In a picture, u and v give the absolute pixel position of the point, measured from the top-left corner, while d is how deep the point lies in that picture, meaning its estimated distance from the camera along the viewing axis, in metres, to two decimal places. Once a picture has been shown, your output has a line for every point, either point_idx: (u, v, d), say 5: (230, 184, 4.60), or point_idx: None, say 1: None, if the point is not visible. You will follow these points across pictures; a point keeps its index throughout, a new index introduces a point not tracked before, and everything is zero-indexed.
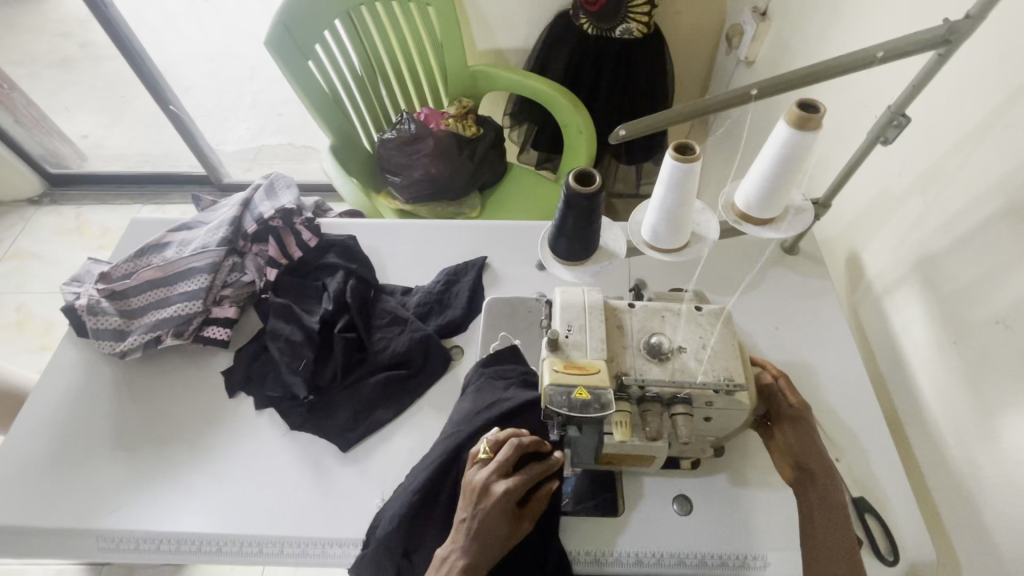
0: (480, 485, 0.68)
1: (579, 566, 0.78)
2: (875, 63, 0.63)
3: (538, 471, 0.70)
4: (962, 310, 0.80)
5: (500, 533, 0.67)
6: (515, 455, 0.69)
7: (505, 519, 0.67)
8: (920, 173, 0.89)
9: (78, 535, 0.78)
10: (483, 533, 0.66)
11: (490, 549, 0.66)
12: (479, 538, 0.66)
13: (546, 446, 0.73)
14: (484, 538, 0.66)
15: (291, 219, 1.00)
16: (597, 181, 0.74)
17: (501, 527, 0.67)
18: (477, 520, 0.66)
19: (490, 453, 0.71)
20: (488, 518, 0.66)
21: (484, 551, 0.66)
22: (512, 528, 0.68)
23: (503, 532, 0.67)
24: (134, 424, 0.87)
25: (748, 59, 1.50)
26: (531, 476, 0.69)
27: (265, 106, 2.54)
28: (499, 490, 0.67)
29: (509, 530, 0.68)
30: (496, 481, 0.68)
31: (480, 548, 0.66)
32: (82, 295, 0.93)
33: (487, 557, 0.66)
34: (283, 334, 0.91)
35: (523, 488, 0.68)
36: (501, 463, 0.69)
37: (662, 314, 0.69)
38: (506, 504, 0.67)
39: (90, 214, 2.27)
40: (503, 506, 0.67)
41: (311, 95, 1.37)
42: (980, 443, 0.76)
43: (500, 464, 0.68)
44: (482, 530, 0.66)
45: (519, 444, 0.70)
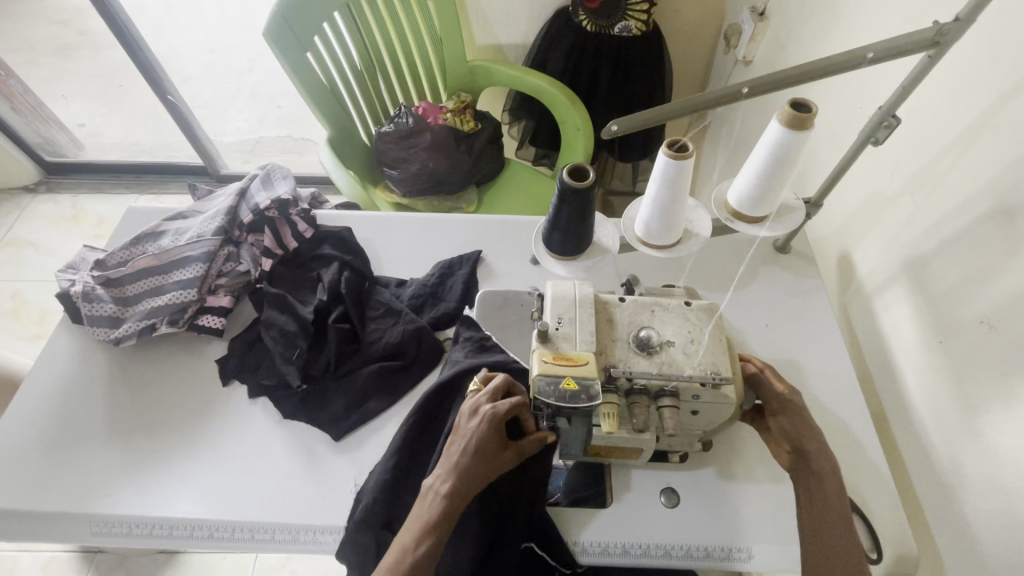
0: (469, 410, 0.71)
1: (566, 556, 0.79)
2: (865, 64, 0.64)
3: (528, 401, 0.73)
4: (949, 310, 0.82)
5: (487, 454, 0.69)
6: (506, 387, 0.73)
7: (493, 438, 0.69)
8: (911, 175, 0.90)
9: (71, 519, 0.79)
10: (469, 454, 0.68)
11: (475, 470, 0.68)
12: (466, 456, 0.68)
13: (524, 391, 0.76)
14: (470, 459, 0.68)
15: (287, 210, 1.01)
16: (591, 175, 0.75)
17: (490, 446, 0.69)
18: (465, 439, 0.69)
19: (481, 387, 0.75)
20: (476, 438, 0.68)
21: (471, 469, 0.68)
22: (497, 450, 0.70)
23: (489, 453, 0.69)
24: (128, 411, 0.88)
25: (746, 59, 1.51)
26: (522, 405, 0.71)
27: (264, 97, 2.54)
28: (487, 412, 0.69)
29: (495, 451, 0.69)
30: (484, 405, 0.71)
31: (466, 467, 0.68)
32: (76, 282, 0.94)
33: (473, 478, 0.68)
34: (278, 324, 0.92)
35: (511, 414, 0.70)
36: (491, 389, 0.72)
37: (652, 309, 0.70)
38: (494, 427, 0.69)
39: (87, 203, 2.26)
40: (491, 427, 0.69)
41: (310, 87, 1.37)
42: (963, 441, 0.77)
43: (490, 391, 0.72)
44: (469, 449, 0.68)
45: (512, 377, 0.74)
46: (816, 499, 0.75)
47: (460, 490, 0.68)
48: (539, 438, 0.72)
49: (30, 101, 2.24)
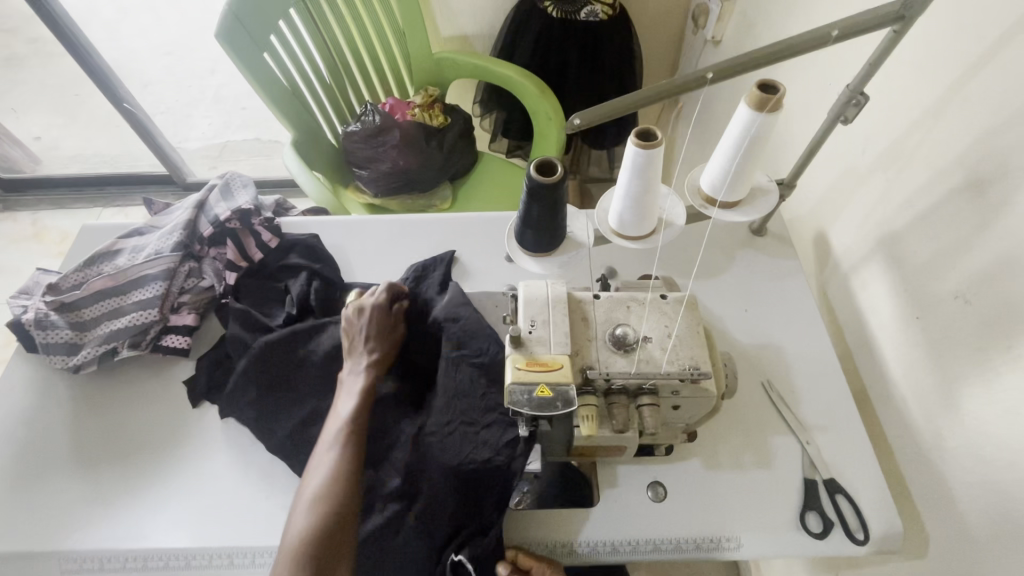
0: (356, 308, 0.85)
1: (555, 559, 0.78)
2: (830, 41, 0.62)
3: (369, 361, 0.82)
4: (925, 285, 0.81)
5: (383, 338, 0.85)
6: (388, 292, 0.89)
7: (381, 314, 0.86)
8: (882, 150, 0.89)
9: (38, 557, 0.76)
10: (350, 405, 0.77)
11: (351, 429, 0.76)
12: (368, 341, 0.83)
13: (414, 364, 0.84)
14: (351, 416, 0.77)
15: (249, 220, 0.97)
16: (558, 170, 0.73)
17: (378, 326, 0.85)
18: (365, 328, 0.84)
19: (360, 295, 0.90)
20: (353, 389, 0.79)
21: (377, 360, 0.82)
22: (390, 330, 0.87)
23: (385, 353, 0.84)
24: (93, 440, 0.84)
25: (715, 38, 1.49)
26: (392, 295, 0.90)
27: (228, 100, 2.46)
28: (370, 301, 0.86)
29: (388, 334, 0.86)
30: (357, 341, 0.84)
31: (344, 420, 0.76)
32: (29, 308, 0.89)
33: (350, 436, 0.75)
34: (246, 341, 0.88)
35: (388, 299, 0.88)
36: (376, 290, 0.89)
37: (627, 305, 0.68)
38: (384, 314, 0.86)
39: (48, 219, 2.18)
40: (394, 344, 0.86)
41: (269, 88, 1.31)
42: (943, 415, 0.77)
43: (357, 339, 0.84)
44: (371, 334, 0.83)
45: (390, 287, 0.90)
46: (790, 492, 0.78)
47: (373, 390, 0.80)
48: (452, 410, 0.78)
49: None
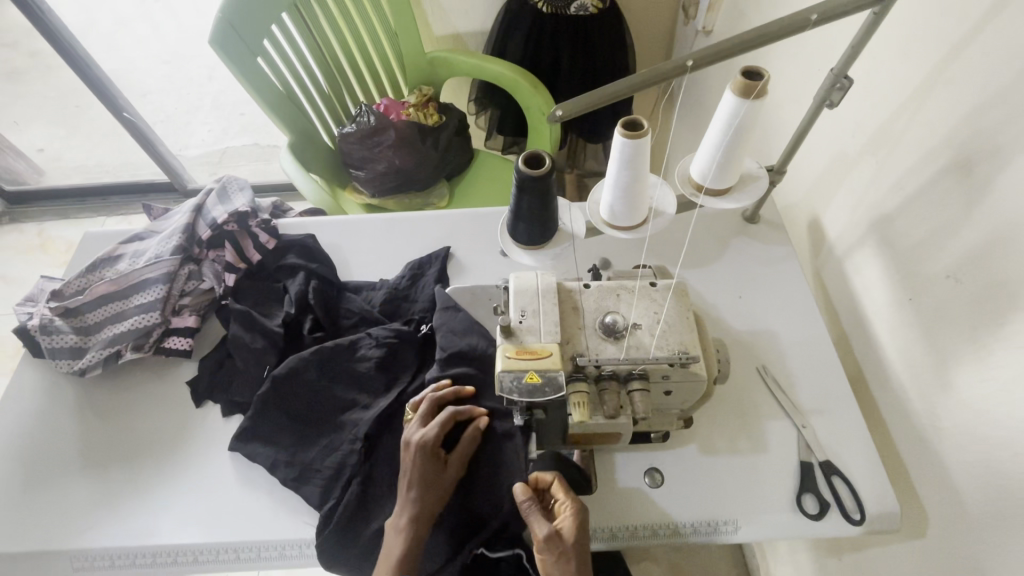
0: (404, 441, 0.74)
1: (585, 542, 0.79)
2: (810, 26, 0.62)
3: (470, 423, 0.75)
4: (917, 267, 0.82)
5: (428, 477, 0.71)
6: (436, 403, 0.76)
7: (428, 463, 0.72)
8: (871, 133, 0.89)
9: (51, 556, 0.77)
10: (414, 484, 0.71)
11: (426, 500, 0.71)
12: (412, 486, 0.71)
13: (465, 392, 0.78)
14: (420, 492, 0.71)
15: (246, 222, 0.98)
16: (547, 162, 0.74)
17: (428, 471, 0.72)
18: (406, 469, 0.72)
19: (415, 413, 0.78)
20: (418, 469, 0.72)
21: (417, 502, 0.70)
22: (439, 472, 0.73)
23: (433, 495, 0.71)
24: (100, 441, 0.86)
25: (706, 28, 1.49)
26: (450, 417, 0.74)
27: (226, 106, 2.48)
28: (417, 438, 0.73)
29: (437, 479, 0.72)
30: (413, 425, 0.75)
31: (411, 494, 0.71)
32: (34, 314, 0.91)
33: (426, 505, 0.71)
34: (246, 342, 0.89)
35: (441, 429, 0.73)
36: (419, 415, 0.76)
37: (616, 293, 0.69)
38: (432, 455, 0.72)
39: (52, 229, 2.21)
40: (435, 458, 0.72)
41: (264, 92, 1.33)
42: (937, 395, 0.78)
43: (420, 417, 0.75)
44: (414, 482, 0.71)
45: (434, 397, 0.77)
46: None
47: (419, 521, 0.70)
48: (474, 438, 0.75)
49: None
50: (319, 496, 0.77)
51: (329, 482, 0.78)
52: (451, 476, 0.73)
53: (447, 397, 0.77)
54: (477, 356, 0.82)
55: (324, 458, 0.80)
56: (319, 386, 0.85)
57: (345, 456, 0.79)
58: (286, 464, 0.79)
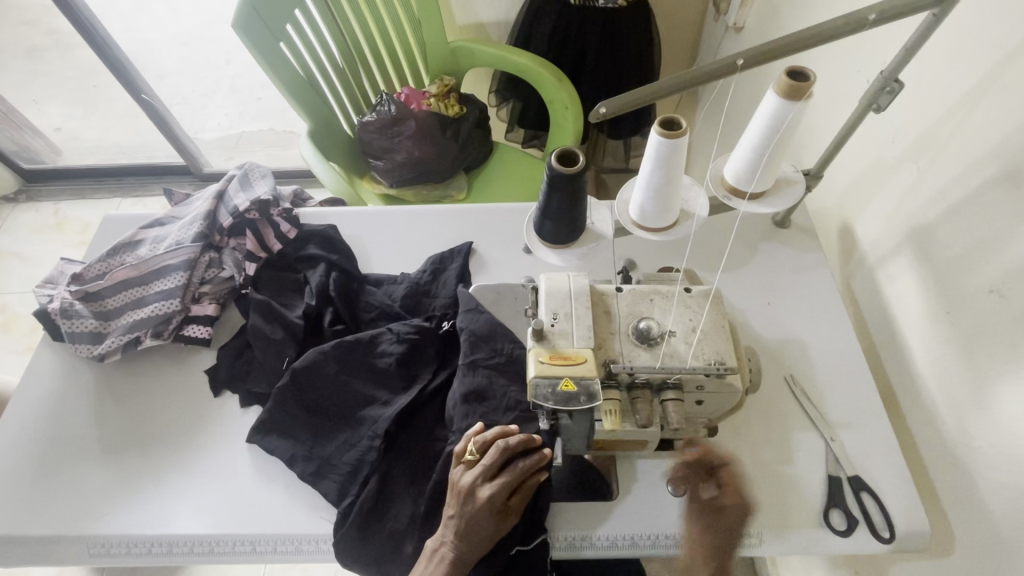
0: (466, 489, 0.69)
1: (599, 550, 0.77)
2: (867, 26, 0.60)
3: (526, 470, 0.70)
4: (957, 280, 0.79)
5: (487, 534, 0.69)
6: (504, 456, 0.70)
7: (492, 522, 0.69)
8: (912, 140, 0.86)
9: (67, 542, 0.77)
10: (464, 536, 0.68)
11: (474, 549, 0.69)
12: (467, 537, 0.68)
13: (535, 441, 0.72)
14: (468, 543, 0.68)
15: (268, 211, 0.97)
16: (581, 160, 0.72)
17: (487, 531, 0.69)
18: (465, 521, 0.68)
19: (476, 456, 0.71)
20: (474, 523, 0.68)
21: (467, 554, 0.69)
22: (497, 530, 0.71)
23: (483, 550, 0.70)
24: (119, 427, 0.85)
25: (737, 25, 1.45)
26: (519, 475, 0.70)
27: (243, 90, 2.46)
28: (487, 495, 0.68)
29: (492, 537, 0.70)
30: (479, 481, 0.69)
31: (459, 545, 0.68)
32: (55, 298, 0.91)
33: (473, 556, 0.69)
34: (264, 332, 0.88)
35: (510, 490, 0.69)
36: (487, 467, 0.69)
37: (650, 298, 0.67)
38: (496, 513, 0.69)
39: (69, 209, 2.20)
40: (491, 517, 0.69)
41: (286, 78, 1.31)
42: (971, 412, 0.75)
43: (486, 470, 0.69)
44: (466, 534, 0.68)
45: (505, 448, 0.70)
46: None
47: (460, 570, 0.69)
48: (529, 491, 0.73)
49: (3, 107, 2.16)
50: (337, 494, 0.76)
51: (347, 478, 0.77)
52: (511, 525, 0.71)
53: (517, 449, 0.70)
54: (502, 355, 0.80)
55: (341, 455, 0.78)
56: (339, 380, 0.83)
57: (364, 452, 0.78)
58: (305, 459, 0.78)
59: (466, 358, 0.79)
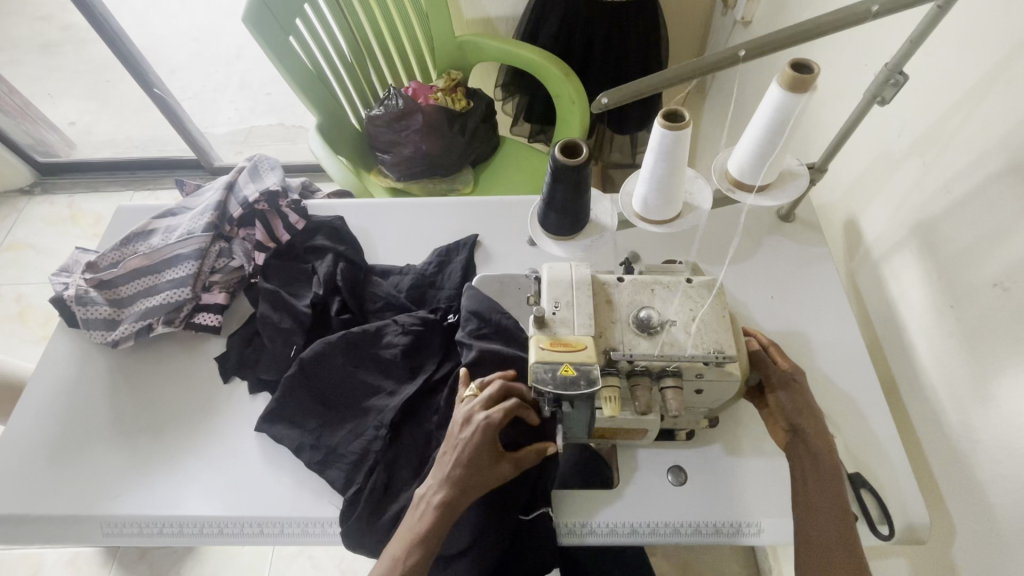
0: (463, 417, 0.70)
1: (595, 538, 0.79)
2: (869, 18, 0.60)
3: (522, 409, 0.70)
4: (962, 274, 0.79)
5: (479, 467, 0.69)
6: (502, 391, 0.71)
7: (484, 453, 0.68)
8: (918, 134, 0.86)
9: (81, 521, 0.79)
10: (460, 464, 0.69)
11: (468, 480, 0.69)
12: (460, 466, 0.68)
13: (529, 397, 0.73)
14: (463, 470, 0.68)
15: (277, 202, 0.99)
16: (584, 152, 0.73)
17: (483, 459, 0.68)
18: (459, 448, 0.69)
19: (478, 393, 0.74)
20: (470, 449, 0.68)
21: (458, 485, 0.68)
22: (490, 464, 0.69)
23: (475, 486, 0.69)
24: (132, 411, 0.88)
25: (745, 19, 1.44)
26: (517, 410, 0.70)
27: (253, 85, 2.48)
28: (481, 421, 0.68)
29: (486, 473, 0.69)
30: (478, 412, 0.70)
31: (456, 477, 0.69)
32: (70, 285, 0.93)
33: (467, 489, 0.69)
34: (273, 321, 0.90)
35: (506, 421, 0.69)
36: (484, 396, 0.70)
37: (651, 288, 0.68)
38: (489, 447, 0.68)
39: (83, 202, 2.24)
40: (486, 447, 0.68)
41: (295, 72, 1.32)
42: (973, 405, 0.75)
43: (484, 399, 0.70)
44: (463, 460, 0.68)
45: (506, 384, 0.71)
46: (822, 486, 0.73)
47: (452, 504, 0.68)
48: (537, 449, 0.72)
49: (18, 102, 2.20)
50: (344, 481, 0.78)
51: (354, 466, 0.78)
52: (505, 471, 0.70)
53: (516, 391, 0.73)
54: (490, 325, 0.83)
55: (349, 443, 0.80)
56: (345, 370, 0.85)
57: (370, 441, 0.79)
58: (312, 447, 0.80)
59: (470, 341, 0.81)
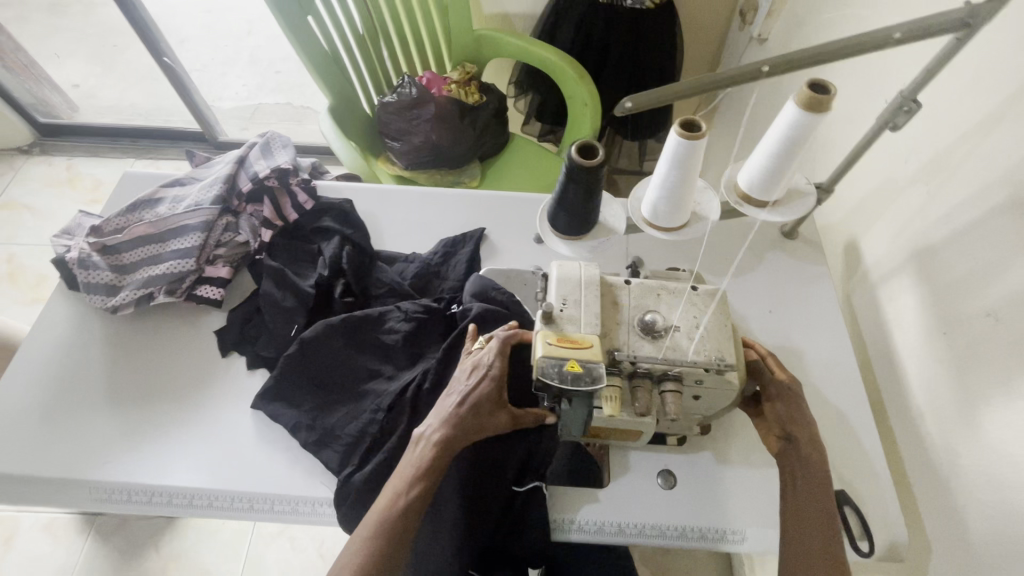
0: (471, 364, 0.75)
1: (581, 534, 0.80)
2: (890, 45, 0.61)
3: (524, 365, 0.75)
4: (956, 302, 0.80)
5: (478, 411, 0.72)
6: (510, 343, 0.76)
7: (486, 397, 0.72)
8: (925, 162, 0.88)
9: (70, 485, 0.79)
10: (463, 405, 0.71)
11: (467, 422, 0.71)
12: (463, 407, 0.71)
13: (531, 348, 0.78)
14: (465, 412, 0.71)
15: (287, 179, 0.98)
16: (600, 154, 0.74)
17: (485, 403, 0.72)
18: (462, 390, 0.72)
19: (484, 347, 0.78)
20: (474, 390, 0.72)
21: (458, 424, 0.71)
22: (489, 411, 0.73)
23: (472, 429, 0.71)
24: (128, 378, 0.87)
25: (762, 36, 1.46)
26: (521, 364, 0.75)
27: (262, 62, 2.46)
28: (486, 367, 0.73)
29: (485, 417, 0.72)
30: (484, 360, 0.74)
31: (458, 418, 0.71)
32: (72, 248, 0.92)
33: (466, 431, 0.71)
34: (276, 299, 0.90)
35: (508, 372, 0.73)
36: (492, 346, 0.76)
37: (657, 293, 0.69)
38: (494, 393, 0.72)
39: (81, 165, 2.21)
40: (489, 391, 0.72)
41: (311, 51, 1.33)
42: (958, 429, 0.77)
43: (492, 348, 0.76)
44: (465, 401, 0.72)
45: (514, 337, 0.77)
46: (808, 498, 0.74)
47: (452, 443, 0.70)
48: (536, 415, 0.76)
49: (22, 59, 2.19)
50: (339, 462, 0.78)
51: (349, 449, 0.79)
52: (501, 420, 0.73)
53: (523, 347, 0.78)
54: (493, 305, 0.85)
55: (344, 425, 0.80)
56: (345, 353, 0.85)
57: (366, 424, 0.80)
58: (308, 428, 0.80)
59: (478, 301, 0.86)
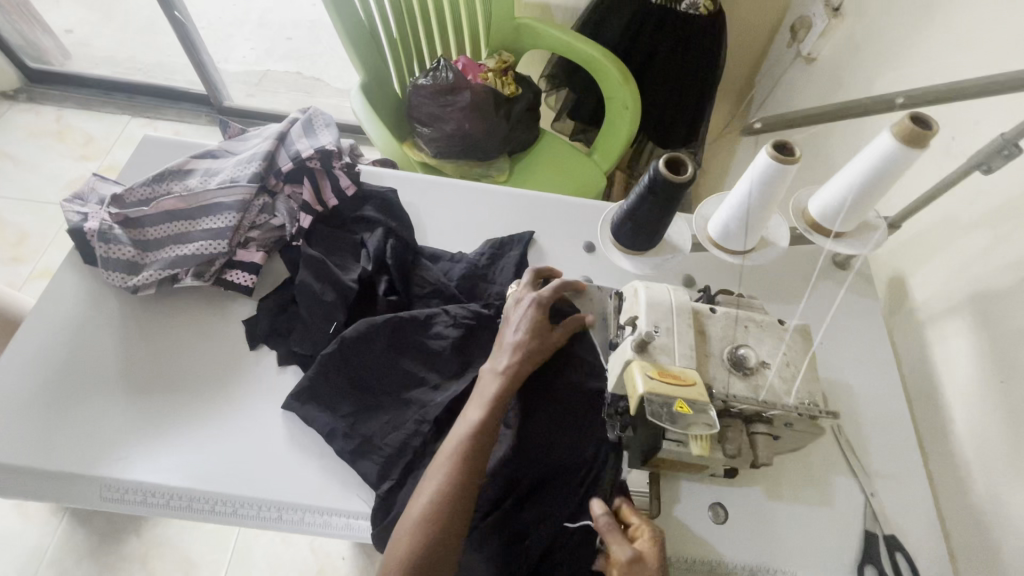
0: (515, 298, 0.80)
1: None
2: None
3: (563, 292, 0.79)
4: (1020, 353, 0.78)
5: (534, 334, 0.75)
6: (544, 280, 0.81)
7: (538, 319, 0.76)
8: (995, 206, 0.84)
9: (79, 480, 0.72)
10: (518, 330, 0.75)
11: (526, 344, 0.74)
12: (518, 333, 0.75)
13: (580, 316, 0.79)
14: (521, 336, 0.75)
15: (330, 162, 0.91)
16: (687, 171, 0.70)
17: (537, 326, 0.75)
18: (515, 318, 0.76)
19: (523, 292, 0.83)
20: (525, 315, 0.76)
21: (519, 347, 0.74)
22: (543, 332, 0.76)
23: (532, 349, 0.74)
24: (145, 365, 0.80)
25: (810, 55, 1.41)
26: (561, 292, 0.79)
27: (272, 26, 2.33)
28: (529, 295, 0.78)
29: (541, 337, 0.75)
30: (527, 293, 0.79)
31: (517, 342, 0.74)
32: (91, 217, 0.84)
33: (527, 353, 0.74)
34: (314, 291, 0.83)
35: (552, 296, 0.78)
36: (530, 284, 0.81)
37: (744, 324, 0.65)
38: (541, 317, 0.76)
39: (72, 118, 2.07)
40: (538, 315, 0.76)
41: (347, 24, 1.25)
42: (1012, 483, 0.76)
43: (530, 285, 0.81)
44: (519, 326, 0.75)
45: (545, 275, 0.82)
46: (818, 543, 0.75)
47: (516, 364, 0.73)
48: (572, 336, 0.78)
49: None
50: (379, 474, 0.73)
51: (389, 461, 0.73)
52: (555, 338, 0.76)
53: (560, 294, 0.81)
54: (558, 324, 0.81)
55: (386, 435, 0.75)
56: (388, 357, 0.79)
57: (410, 436, 0.74)
58: (345, 435, 0.75)
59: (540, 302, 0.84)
